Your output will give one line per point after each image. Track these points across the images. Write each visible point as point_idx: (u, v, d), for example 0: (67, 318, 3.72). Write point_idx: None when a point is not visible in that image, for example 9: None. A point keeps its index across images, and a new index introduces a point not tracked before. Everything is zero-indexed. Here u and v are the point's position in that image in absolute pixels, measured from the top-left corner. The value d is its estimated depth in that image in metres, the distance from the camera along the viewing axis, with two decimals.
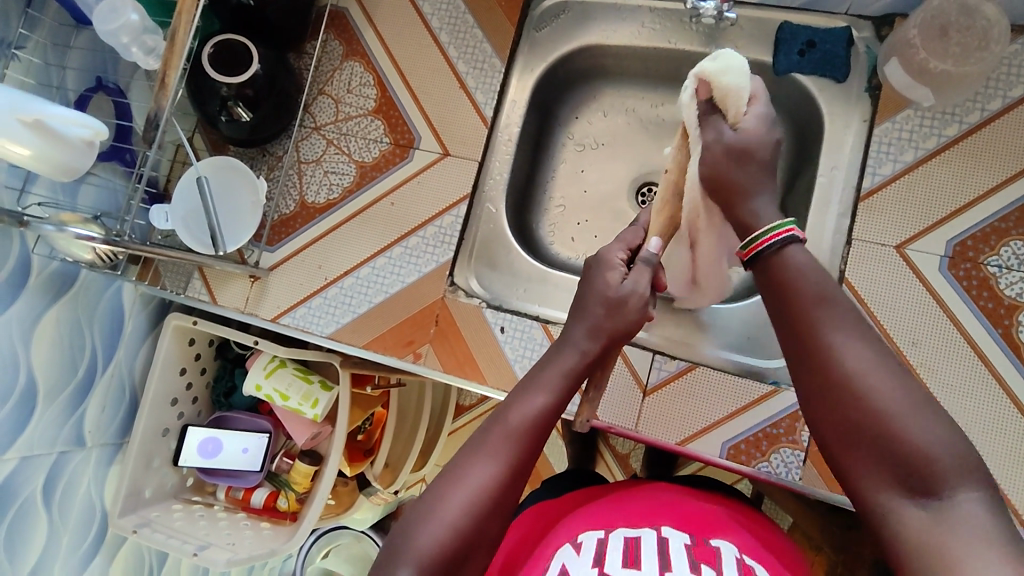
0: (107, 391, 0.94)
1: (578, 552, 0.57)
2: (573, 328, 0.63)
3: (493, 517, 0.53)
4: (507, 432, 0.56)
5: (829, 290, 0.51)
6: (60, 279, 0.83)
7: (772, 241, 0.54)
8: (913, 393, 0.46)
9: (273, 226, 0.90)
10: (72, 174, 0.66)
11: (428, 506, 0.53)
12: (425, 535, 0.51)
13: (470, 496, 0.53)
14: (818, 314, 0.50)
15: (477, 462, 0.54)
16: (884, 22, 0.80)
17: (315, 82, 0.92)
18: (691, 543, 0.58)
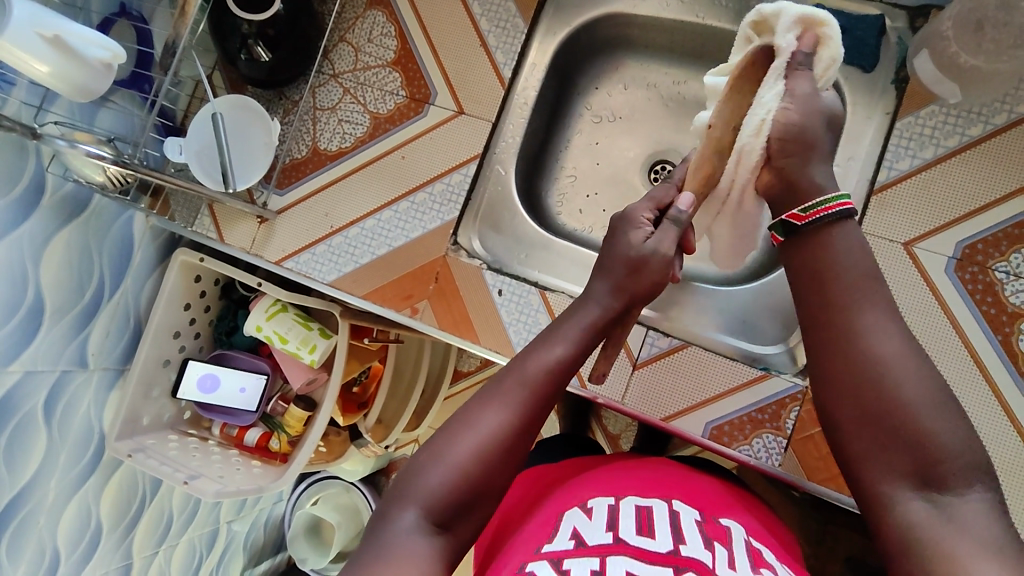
0: (111, 318, 0.96)
1: (590, 517, 0.58)
2: (596, 285, 0.67)
3: (504, 464, 0.57)
4: (523, 379, 0.60)
5: (866, 276, 0.56)
6: (71, 202, 0.85)
7: (829, 214, 0.58)
8: (934, 385, 0.51)
9: (283, 169, 0.90)
10: (88, 95, 0.68)
11: (443, 443, 0.57)
12: (434, 475, 0.55)
13: (482, 438, 0.57)
14: (854, 300, 0.55)
15: (489, 407, 0.59)
16: (919, 14, 0.78)
17: (337, 28, 0.91)
18: (701, 519, 0.59)
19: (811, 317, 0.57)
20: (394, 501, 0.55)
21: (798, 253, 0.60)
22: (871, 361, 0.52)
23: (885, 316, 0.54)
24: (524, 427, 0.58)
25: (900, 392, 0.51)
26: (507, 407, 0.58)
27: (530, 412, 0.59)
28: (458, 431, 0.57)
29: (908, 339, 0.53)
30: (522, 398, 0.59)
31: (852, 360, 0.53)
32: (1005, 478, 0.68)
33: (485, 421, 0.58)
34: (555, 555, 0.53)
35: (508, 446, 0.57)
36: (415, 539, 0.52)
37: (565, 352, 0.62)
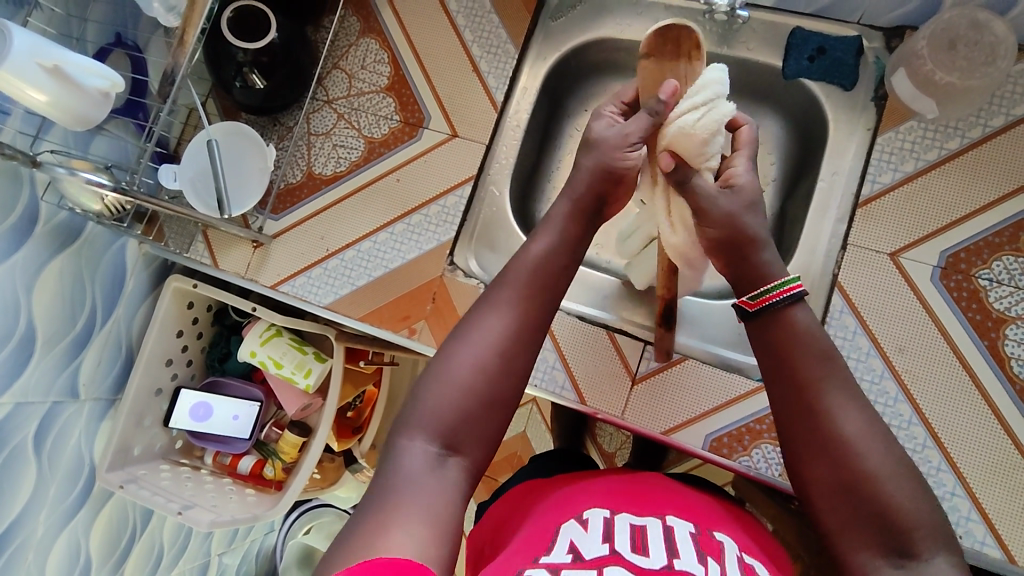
0: (103, 346, 0.95)
1: (586, 529, 0.57)
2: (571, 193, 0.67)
3: (504, 372, 0.58)
4: (519, 284, 0.61)
5: (829, 351, 0.58)
6: (66, 230, 0.84)
7: (792, 294, 0.59)
8: (900, 459, 0.53)
9: (278, 195, 0.91)
10: (86, 124, 0.68)
11: (441, 368, 0.57)
12: (437, 400, 0.55)
13: (483, 350, 0.57)
14: (820, 373, 0.57)
15: (487, 320, 0.59)
16: (895, 34, 0.80)
17: (330, 56, 0.93)
18: (695, 531, 0.59)
19: (782, 392, 0.58)
20: (402, 433, 0.55)
21: (763, 330, 0.60)
22: (841, 438, 0.54)
23: (851, 392, 0.56)
24: (529, 329, 0.60)
25: (869, 466, 0.52)
26: (506, 313, 0.60)
27: (531, 313, 0.60)
28: (460, 349, 0.58)
29: (871, 415, 0.55)
30: (522, 300, 0.61)
31: (823, 436, 0.55)
32: (1001, 479, 0.69)
33: (484, 334, 0.58)
34: (554, 565, 0.52)
35: (511, 349, 0.58)
36: (431, 470, 0.52)
37: (547, 253, 0.63)
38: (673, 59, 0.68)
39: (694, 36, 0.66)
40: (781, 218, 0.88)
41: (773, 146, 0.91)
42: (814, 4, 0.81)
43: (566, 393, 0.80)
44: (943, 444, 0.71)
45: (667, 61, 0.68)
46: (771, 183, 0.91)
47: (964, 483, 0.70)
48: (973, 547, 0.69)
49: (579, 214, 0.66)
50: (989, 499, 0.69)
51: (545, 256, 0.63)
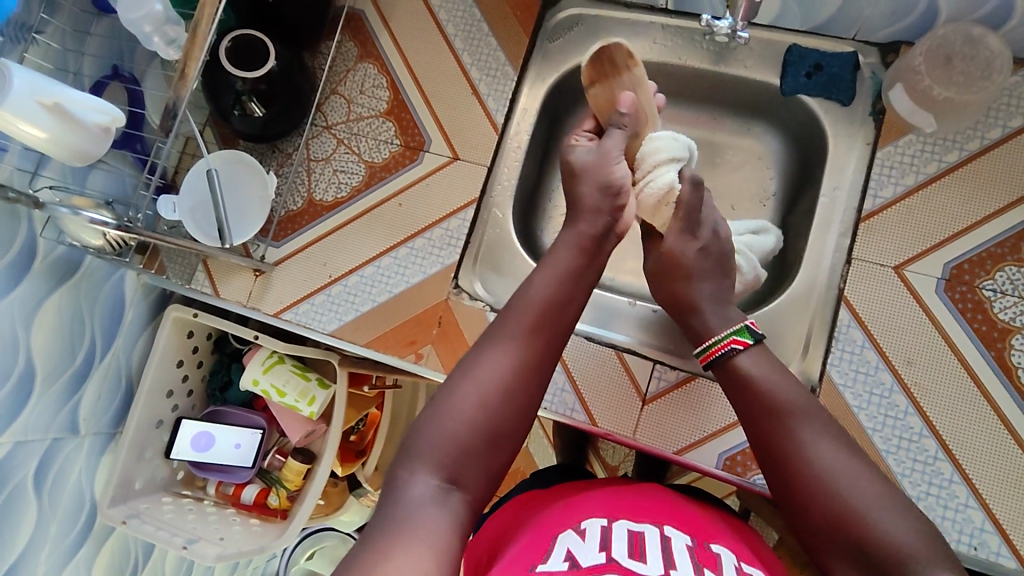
0: (103, 380, 0.93)
1: (584, 538, 0.57)
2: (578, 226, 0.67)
3: (510, 408, 0.57)
4: (523, 315, 0.61)
5: (780, 387, 0.59)
6: (63, 264, 0.83)
7: (727, 349, 0.63)
8: (879, 486, 0.52)
9: (279, 222, 0.90)
10: (86, 159, 0.67)
11: (445, 402, 0.56)
12: (440, 435, 0.54)
13: (486, 384, 0.57)
14: (773, 415, 0.58)
15: (489, 353, 0.59)
16: (890, 50, 0.82)
17: (329, 81, 0.93)
18: (692, 544, 0.58)
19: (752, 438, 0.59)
20: (405, 467, 0.53)
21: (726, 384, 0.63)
22: (810, 477, 0.54)
23: (818, 429, 0.56)
24: (535, 361, 0.59)
25: (844, 498, 0.52)
26: (510, 345, 0.59)
27: (536, 345, 0.60)
28: (461, 382, 0.57)
29: (841, 448, 0.55)
30: (526, 332, 0.60)
31: (793, 478, 0.55)
32: (1013, 490, 0.69)
33: (485, 367, 0.57)
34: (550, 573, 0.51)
35: (516, 382, 0.58)
36: (433, 503, 0.51)
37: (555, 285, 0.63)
38: (613, 74, 0.74)
39: (624, 48, 0.72)
40: (783, 233, 0.88)
41: (772, 161, 0.91)
42: (810, 21, 0.82)
43: (577, 414, 0.80)
44: (955, 456, 0.71)
45: (610, 79, 0.74)
46: (771, 198, 0.91)
47: (978, 495, 0.70)
48: (991, 559, 0.69)
49: (586, 248, 0.65)
50: (1003, 511, 0.69)
51: (551, 287, 0.63)
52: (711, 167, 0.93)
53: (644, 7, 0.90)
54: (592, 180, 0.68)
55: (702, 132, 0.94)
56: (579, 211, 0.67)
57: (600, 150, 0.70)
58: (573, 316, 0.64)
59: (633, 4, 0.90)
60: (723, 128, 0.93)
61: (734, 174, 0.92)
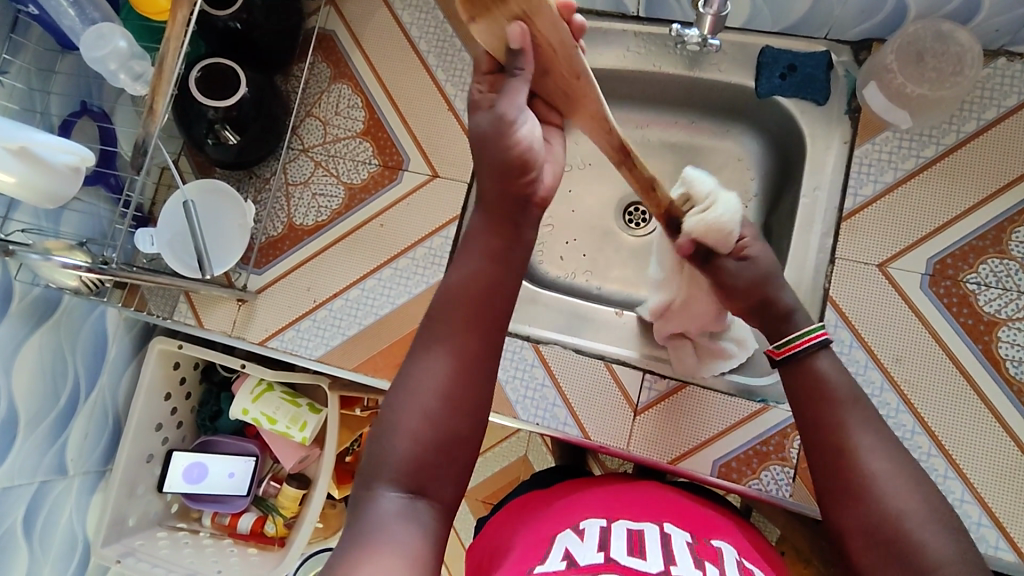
0: (89, 418, 0.92)
1: (582, 538, 0.55)
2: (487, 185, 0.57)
3: (454, 411, 0.52)
4: (456, 310, 0.55)
5: (858, 395, 0.59)
6: (43, 305, 0.81)
7: (817, 341, 0.62)
8: (922, 492, 0.53)
9: (261, 249, 0.89)
10: (58, 201, 0.66)
11: (386, 415, 0.53)
12: (388, 450, 0.51)
13: (424, 394, 0.52)
14: (847, 417, 0.57)
15: (426, 359, 0.54)
16: (862, 47, 0.82)
17: (303, 104, 0.92)
18: (692, 540, 0.57)
19: (806, 438, 0.59)
20: (363, 488, 0.51)
21: (793, 380, 0.62)
22: (864, 478, 0.54)
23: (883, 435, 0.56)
24: (472, 356, 0.54)
25: (889, 504, 0.52)
26: (443, 345, 0.54)
27: (472, 343, 0.54)
28: (402, 396, 0.53)
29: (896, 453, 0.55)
30: (460, 328, 0.54)
31: (845, 478, 0.54)
32: (1009, 482, 0.70)
33: (423, 376, 0.53)
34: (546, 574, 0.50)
35: (455, 385, 0.53)
36: (398, 520, 0.48)
37: (482, 263, 0.56)
38: (498, 5, 0.48)
39: None
40: (766, 234, 0.88)
41: (751, 162, 0.91)
42: (782, 22, 0.82)
43: (570, 429, 0.80)
44: (948, 451, 0.71)
45: (495, 10, 0.49)
46: (753, 199, 0.91)
47: (973, 489, 0.70)
48: (989, 553, 0.68)
49: (504, 223, 0.56)
50: (998, 504, 0.69)
51: (476, 273, 0.56)
52: None
53: (615, 15, 0.89)
54: (492, 158, 0.54)
55: (681, 137, 0.93)
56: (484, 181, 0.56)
57: (495, 115, 0.53)
58: (511, 296, 0.57)
59: (604, 12, 0.89)
60: (701, 131, 0.93)
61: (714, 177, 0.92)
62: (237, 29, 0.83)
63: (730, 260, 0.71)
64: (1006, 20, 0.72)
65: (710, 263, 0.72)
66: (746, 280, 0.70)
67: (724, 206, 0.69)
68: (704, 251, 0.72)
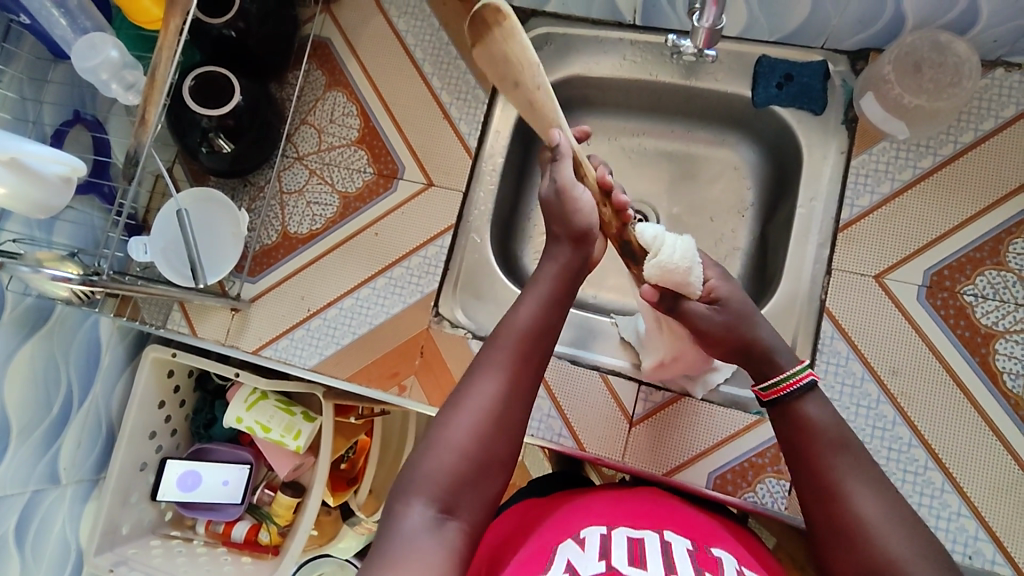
0: (83, 427, 0.91)
1: (583, 547, 0.54)
2: (552, 241, 0.66)
3: (499, 436, 0.57)
4: (507, 346, 0.61)
5: (847, 439, 0.59)
6: (35, 314, 0.80)
7: (803, 383, 0.62)
8: (920, 538, 0.54)
9: (255, 257, 0.89)
10: (49, 212, 0.65)
11: (434, 433, 0.57)
12: (434, 463, 0.55)
13: (473, 417, 0.56)
14: (836, 461, 0.58)
15: (475, 384, 0.58)
16: (859, 57, 0.82)
17: (298, 112, 0.92)
18: (692, 548, 0.56)
19: (800, 480, 0.60)
20: (400, 499, 0.54)
21: (783, 422, 0.62)
22: (857, 524, 0.55)
23: (872, 479, 0.57)
24: (518, 391, 0.59)
25: (888, 553, 0.53)
26: (495, 375, 0.59)
27: (519, 378, 0.59)
28: (449, 415, 0.57)
29: (889, 499, 0.56)
30: (510, 365, 0.60)
31: (845, 527, 0.55)
32: (1006, 495, 0.69)
33: (472, 399, 0.58)
34: None
35: (504, 411, 0.58)
36: (426, 535, 0.51)
37: (539, 307, 0.62)
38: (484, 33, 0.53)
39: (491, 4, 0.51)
40: (763, 244, 0.87)
41: (748, 171, 0.90)
42: (778, 32, 0.82)
43: (564, 440, 0.79)
44: (945, 465, 0.71)
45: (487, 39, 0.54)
46: (749, 208, 0.90)
47: (970, 503, 0.69)
48: (986, 567, 0.68)
49: (564, 279, 0.64)
50: (995, 518, 0.69)
51: (533, 318, 0.62)
52: (689, 180, 0.93)
53: (611, 23, 0.89)
54: (562, 225, 0.65)
55: (677, 146, 0.93)
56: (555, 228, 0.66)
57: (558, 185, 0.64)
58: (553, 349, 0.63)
59: (601, 21, 0.89)
60: (697, 140, 0.92)
61: (710, 186, 0.92)
62: (231, 37, 0.83)
63: (698, 304, 0.69)
64: (1004, 31, 0.72)
65: (678, 309, 0.70)
66: (720, 323, 0.68)
67: (674, 248, 0.67)
68: (670, 293, 0.70)
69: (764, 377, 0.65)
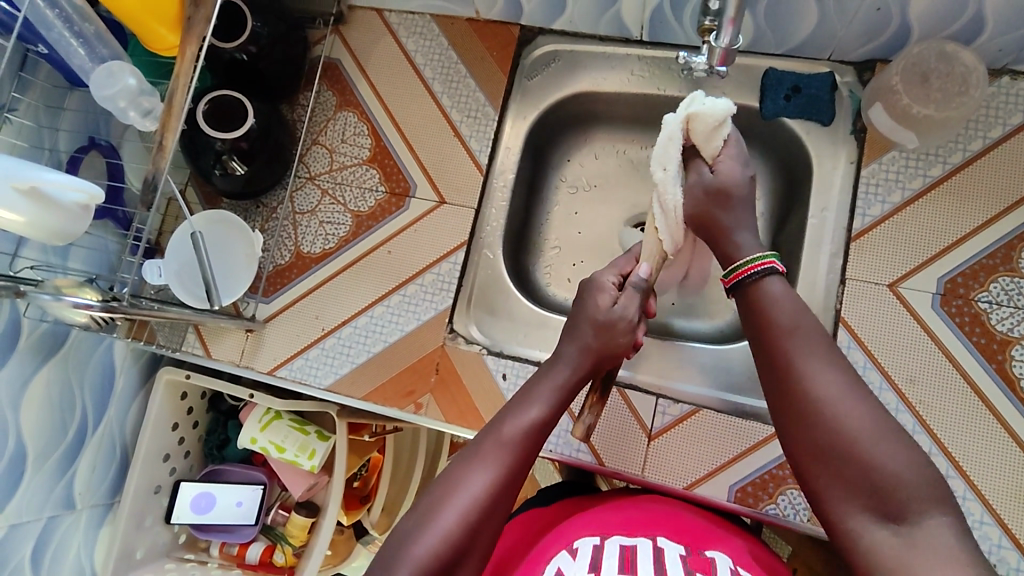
0: (97, 451, 0.91)
1: (574, 557, 0.55)
2: (565, 347, 0.69)
3: (486, 530, 0.55)
4: (506, 441, 0.60)
5: (802, 318, 0.56)
6: (51, 339, 0.80)
7: (761, 268, 0.59)
8: (878, 416, 0.51)
9: (268, 278, 0.89)
10: (68, 239, 0.65)
11: (424, 514, 0.55)
12: (422, 542, 0.53)
13: (467, 502, 0.55)
14: (794, 342, 0.55)
15: (474, 469, 0.57)
16: (866, 67, 0.82)
17: (309, 132, 0.92)
18: (686, 553, 0.56)
19: (762, 364, 0.57)
20: (379, 572, 0.52)
21: (743, 307, 0.60)
22: (813, 405, 0.52)
23: (830, 356, 0.54)
24: (511, 487, 0.58)
25: (843, 427, 0.50)
26: (492, 467, 0.58)
27: (515, 475, 0.58)
28: (444, 498, 0.55)
29: (849, 375, 0.53)
30: (508, 460, 0.58)
31: (799, 405, 0.53)
32: None
33: (470, 484, 0.56)
34: None
35: (495, 505, 0.56)
36: None
37: (542, 412, 0.63)
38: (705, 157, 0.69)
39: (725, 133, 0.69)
40: (774, 253, 0.88)
41: (758, 183, 0.91)
42: (785, 45, 0.83)
43: (582, 455, 0.79)
44: (966, 472, 0.70)
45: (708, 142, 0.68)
46: (760, 218, 0.91)
47: (992, 510, 0.69)
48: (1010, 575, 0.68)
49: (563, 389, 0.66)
50: (1018, 525, 0.69)
51: (535, 420, 0.62)
52: None
53: (619, 40, 0.90)
54: (589, 318, 0.70)
55: None
56: (579, 324, 0.70)
57: (612, 313, 0.69)
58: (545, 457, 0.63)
59: (608, 37, 0.90)
60: None
61: None
62: (243, 61, 0.83)
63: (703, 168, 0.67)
64: (1010, 40, 0.73)
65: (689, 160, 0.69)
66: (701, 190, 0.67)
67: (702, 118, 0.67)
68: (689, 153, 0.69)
69: (726, 267, 0.63)
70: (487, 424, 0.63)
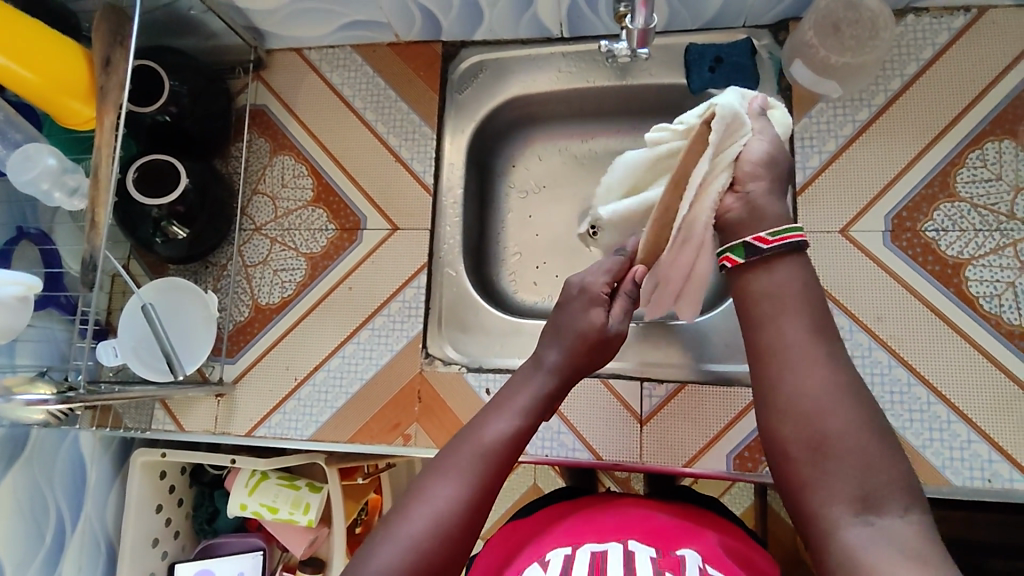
0: (80, 550, 0.86)
1: (544, 569, 0.52)
2: (545, 352, 0.67)
3: (459, 544, 0.54)
4: (474, 454, 0.58)
5: (810, 308, 0.57)
6: (10, 443, 0.76)
7: (794, 242, 0.58)
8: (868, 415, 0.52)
9: (230, 336, 0.86)
10: (9, 335, 0.62)
11: (391, 526, 0.54)
12: (384, 555, 0.51)
13: (435, 513, 0.54)
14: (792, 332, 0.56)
15: (443, 481, 0.56)
16: (780, 28, 0.85)
17: (247, 182, 0.90)
18: (656, 554, 0.53)
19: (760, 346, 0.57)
20: None
21: (742, 292, 0.60)
22: (813, 393, 0.53)
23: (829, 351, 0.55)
24: (482, 498, 0.56)
25: (843, 419, 0.52)
26: (459, 478, 0.56)
27: (487, 487, 0.57)
28: (409, 510, 0.55)
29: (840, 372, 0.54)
30: (478, 471, 0.57)
31: (795, 391, 0.54)
32: (1009, 414, 0.71)
33: (439, 495, 0.55)
34: None
35: (466, 518, 0.55)
36: None
37: (515, 424, 0.61)
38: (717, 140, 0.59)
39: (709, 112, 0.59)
40: None
41: None
42: (700, 19, 0.85)
43: (579, 453, 0.79)
44: (945, 396, 0.72)
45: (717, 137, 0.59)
46: None
47: (977, 428, 0.71)
48: (1008, 487, 0.69)
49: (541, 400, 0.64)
50: (1005, 438, 0.71)
51: (508, 430, 0.60)
52: None
53: (541, 40, 0.90)
54: (573, 328, 0.66)
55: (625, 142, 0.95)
56: (564, 328, 0.67)
57: (604, 323, 0.66)
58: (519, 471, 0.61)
59: (530, 40, 0.91)
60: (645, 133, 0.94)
61: None
62: (166, 122, 0.81)
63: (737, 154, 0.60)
64: None
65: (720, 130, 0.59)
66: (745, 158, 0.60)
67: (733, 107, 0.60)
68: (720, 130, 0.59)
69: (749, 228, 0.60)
70: (461, 432, 0.61)
